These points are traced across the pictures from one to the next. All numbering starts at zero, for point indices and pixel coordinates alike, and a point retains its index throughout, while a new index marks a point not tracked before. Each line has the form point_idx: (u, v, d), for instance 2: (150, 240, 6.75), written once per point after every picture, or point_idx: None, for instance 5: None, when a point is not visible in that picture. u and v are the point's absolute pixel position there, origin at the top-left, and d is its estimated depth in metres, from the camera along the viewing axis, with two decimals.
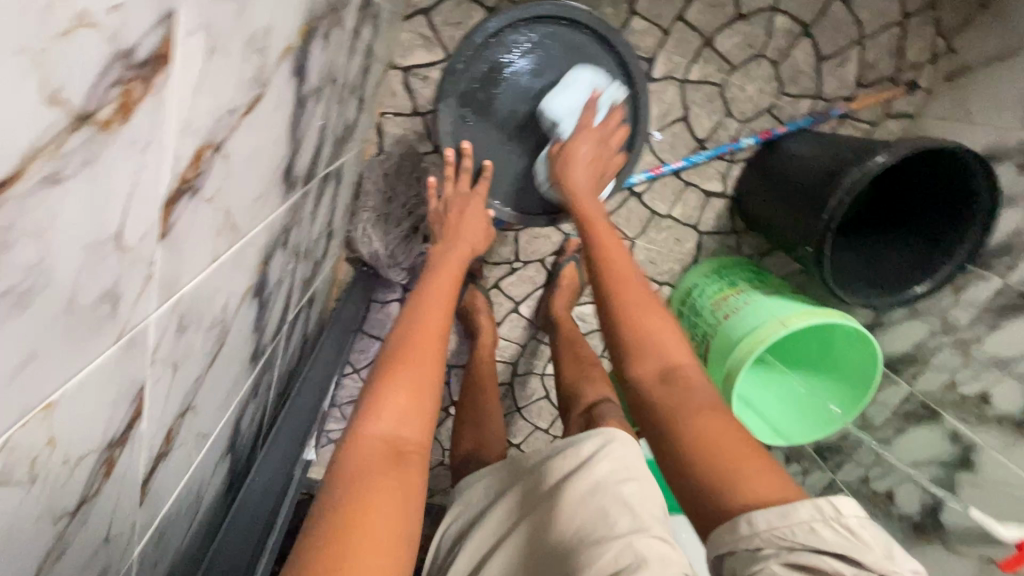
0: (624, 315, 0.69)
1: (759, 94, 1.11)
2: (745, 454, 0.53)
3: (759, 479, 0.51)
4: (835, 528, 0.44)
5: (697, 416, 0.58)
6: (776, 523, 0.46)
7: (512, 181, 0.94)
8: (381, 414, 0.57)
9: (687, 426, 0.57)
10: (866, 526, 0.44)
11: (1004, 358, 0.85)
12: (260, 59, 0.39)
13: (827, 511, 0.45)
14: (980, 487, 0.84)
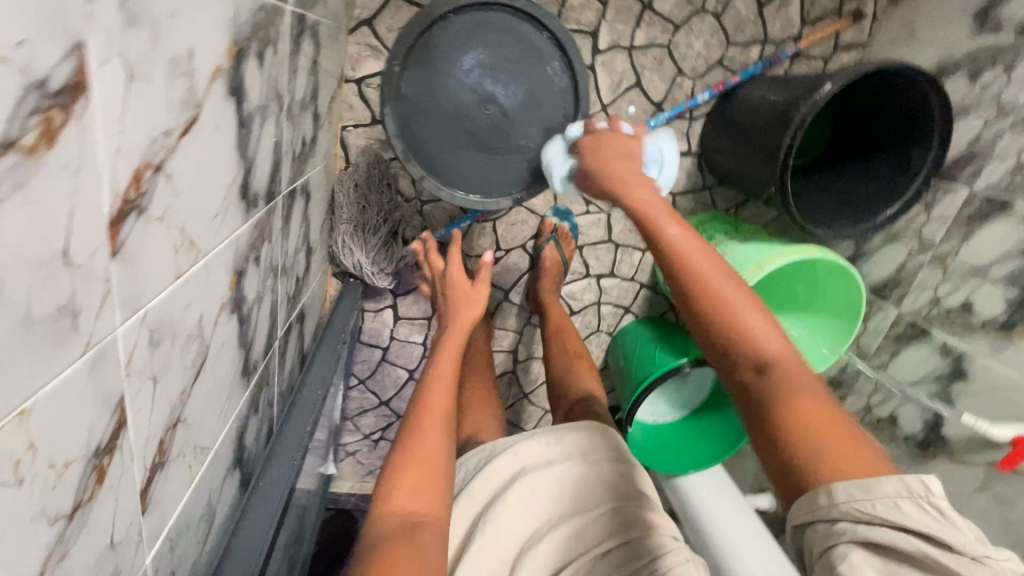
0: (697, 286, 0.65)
1: (707, 48, 1.13)
2: (833, 432, 0.53)
3: (842, 453, 0.51)
4: (920, 504, 0.47)
5: (789, 397, 0.56)
6: (858, 497, 0.48)
7: (478, 178, 0.84)
8: (397, 491, 0.63)
9: (780, 403, 0.56)
10: (955, 511, 0.47)
11: (982, 265, 0.87)
12: (189, 82, 0.41)
13: (911, 489, 0.47)
14: (976, 394, 0.85)
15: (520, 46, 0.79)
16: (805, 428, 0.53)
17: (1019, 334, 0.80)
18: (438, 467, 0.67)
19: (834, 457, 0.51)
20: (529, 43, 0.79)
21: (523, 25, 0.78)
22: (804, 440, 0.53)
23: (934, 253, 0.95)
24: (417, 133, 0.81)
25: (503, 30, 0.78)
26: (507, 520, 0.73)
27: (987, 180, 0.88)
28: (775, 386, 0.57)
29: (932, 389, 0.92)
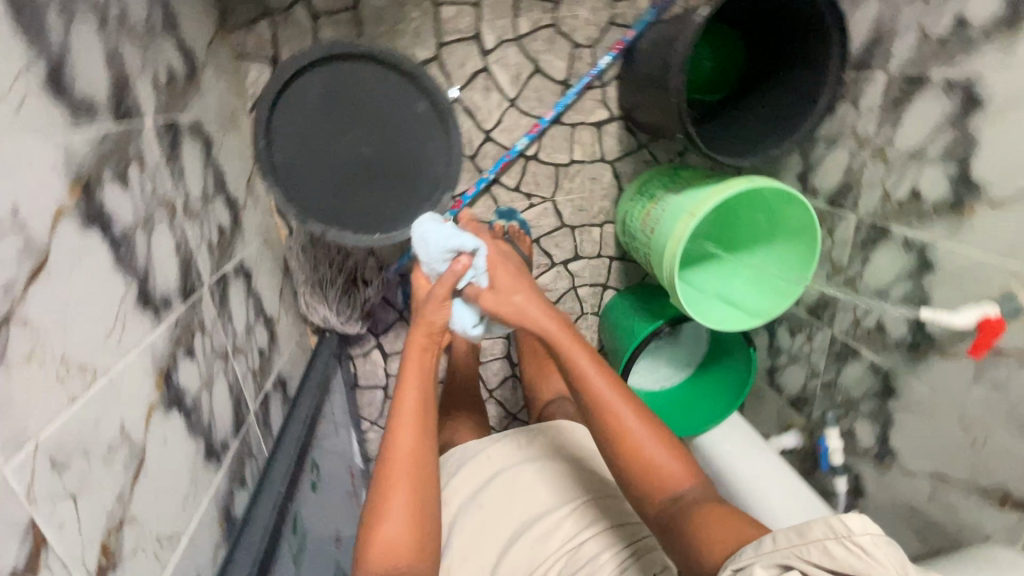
0: (603, 410, 0.74)
1: (595, 13, 1.11)
2: (726, 524, 0.65)
3: (725, 534, 0.64)
4: (847, 545, 0.53)
5: (700, 508, 0.68)
6: (794, 542, 0.55)
7: (383, 222, 0.82)
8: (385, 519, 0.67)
9: (694, 513, 0.68)
10: (880, 546, 0.51)
11: (918, 148, 0.81)
12: (25, 235, 0.46)
13: (839, 530, 0.54)
14: (948, 282, 0.79)
15: (378, 92, 0.78)
16: (704, 529, 0.65)
17: (970, 210, 0.75)
18: (418, 506, 0.68)
19: (722, 545, 0.63)
20: (376, 80, 0.77)
21: (364, 62, 0.76)
22: (709, 543, 0.64)
23: (873, 147, 0.90)
24: (308, 199, 0.78)
25: (346, 76, 0.76)
26: (479, 519, 0.82)
27: (901, 58, 0.82)
28: (684, 502, 0.70)
29: (907, 287, 0.87)
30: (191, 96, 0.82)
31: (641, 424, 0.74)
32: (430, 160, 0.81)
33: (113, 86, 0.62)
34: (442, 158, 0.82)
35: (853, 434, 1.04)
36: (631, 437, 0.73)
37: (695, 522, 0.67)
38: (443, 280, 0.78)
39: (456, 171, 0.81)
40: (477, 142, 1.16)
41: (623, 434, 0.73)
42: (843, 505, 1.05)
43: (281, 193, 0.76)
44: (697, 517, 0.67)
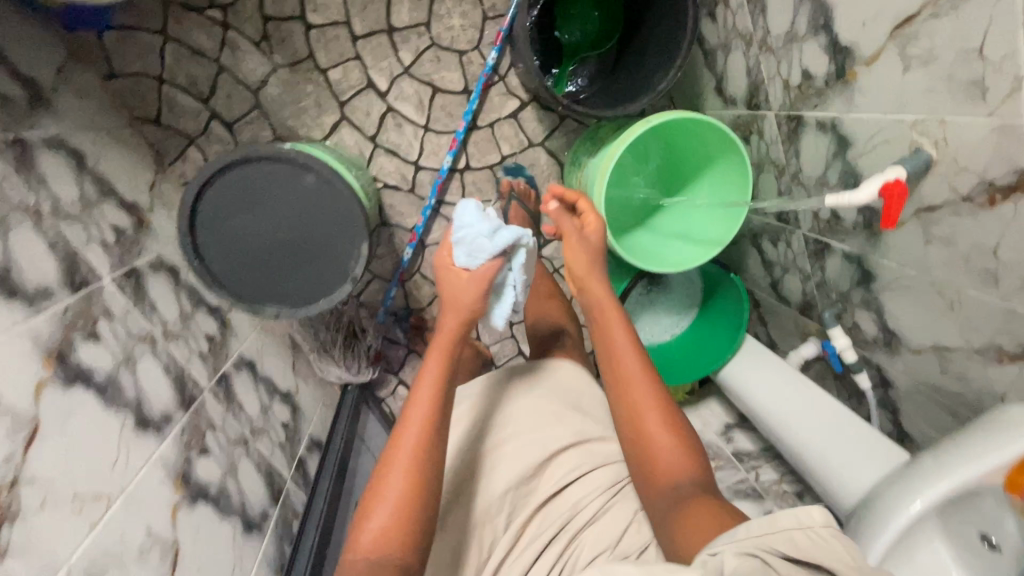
0: (626, 391, 0.83)
1: (466, 16, 1.13)
2: (709, 513, 0.68)
3: (705, 524, 0.66)
4: (809, 534, 0.53)
5: (690, 500, 0.72)
6: (767, 530, 0.54)
7: (326, 285, 0.90)
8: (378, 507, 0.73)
9: (684, 503, 0.72)
10: (837, 536, 0.54)
11: (789, 29, 0.76)
12: (12, 415, 0.59)
13: (804, 522, 0.55)
14: (867, 154, 0.74)
15: (273, 182, 0.84)
16: (691, 516, 0.69)
17: (853, 75, 0.69)
18: (422, 482, 0.75)
19: (693, 541, 0.66)
20: (263, 174, 0.83)
21: (246, 163, 0.82)
22: (690, 530, 0.67)
23: (758, 40, 0.84)
24: (254, 291, 0.89)
25: (239, 181, 0.83)
26: (507, 450, 0.92)
27: None
28: (682, 491, 0.74)
29: (837, 170, 0.81)
30: (144, 241, 0.97)
31: (661, 406, 0.80)
32: (341, 220, 0.87)
33: (63, 267, 0.77)
34: (345, 216, 0.87)
35: (857, 328, 0.97)
36: (643, 421, 0.80)
37: (681, 511, 0.71)
38: (487, 270, 0.87)
39: (363, 222, 0.86)
40: (410, 175, 1.23)
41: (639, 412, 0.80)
42: (874, 401, 0.99)
43: (232, 295, 0.88)
44: (687, 506, 0.71)
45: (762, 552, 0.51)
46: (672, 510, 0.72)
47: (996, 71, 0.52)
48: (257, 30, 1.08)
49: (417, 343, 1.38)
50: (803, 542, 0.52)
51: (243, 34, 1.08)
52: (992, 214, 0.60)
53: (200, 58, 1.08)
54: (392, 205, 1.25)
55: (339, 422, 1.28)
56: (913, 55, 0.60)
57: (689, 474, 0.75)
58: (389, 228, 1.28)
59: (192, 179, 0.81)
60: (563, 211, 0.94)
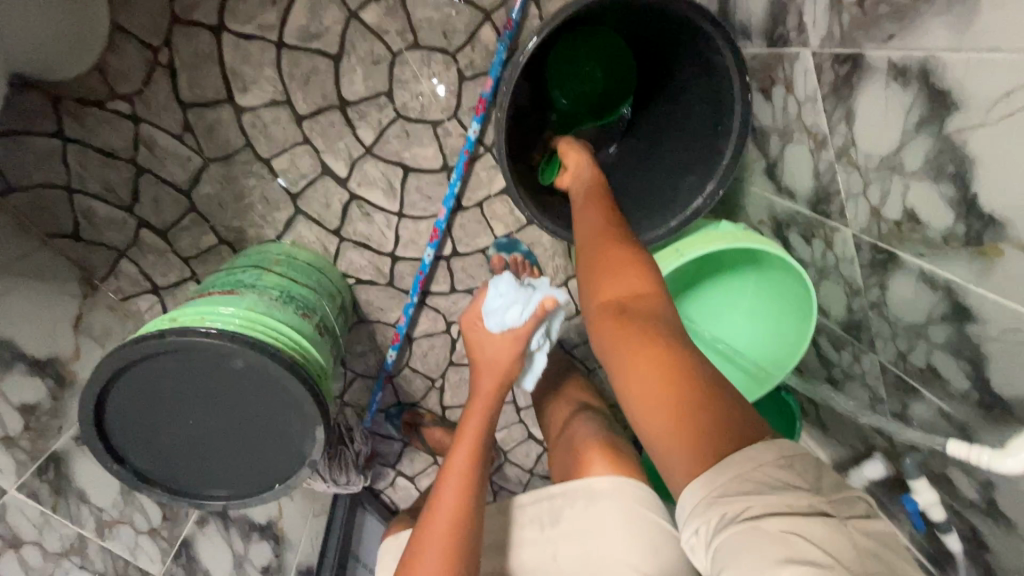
0: (594, 255, 0.61)
1: (437, 79, 0.89)
2: (678, 380, 0.46)
3: (679, 399, 0.45)
4: (775, 480, 0.40)
5: (658, 356, 0.49)
6: (727, 482, 0.41)
7: (280, 471, 0.73)
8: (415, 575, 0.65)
9: (647, 363, 0.48)
10: (799, 466, 0.41)
11: (889, 156, 0.52)
12: None
13: (755, 458, 0.41)
14: (1001, 342, 0.51)
15: (189, 366, 0.66)
16: (662, 386, 0.47)
17: (993, 250, 0.46)
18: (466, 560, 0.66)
19: (666, 429, 0.45)
20: (174, 361, 0.65)
21: (148, 356, 0.64)
22: (655, 404, 0.46)
23: (834, 146, 0.60)
24: (199, 484, 0.73)
25: (145, 372, 0.65)
26: None
27: (819, 29, 0.53)
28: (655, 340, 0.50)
29: (946, 333, 0.59)
30: (69, 406, 0.81)
31: (633, 262, 0.58)
32: (285, 400, 0.69)
33: None
34: (286, 395, 0.68)
35: (947, 480, 0.77)
36: (608, 279, 0.57)
37: (645, 377, 0.48)
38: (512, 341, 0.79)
39: (310, 403, 0.68)
40: (386, 268, 1.03)
41: (596, 258, 0.60)
42: (963, 559, 0.80)
43: (172, 494, 0.73)
44: (653, 369, 0.48)
45: (755, 527, 0.38)
46: (633, 374, 0.49)
47: None
48: (178, 120, 0.86)
49: (412, 438, 1.23)
50: (777, 495, 0.39)
51: (160, 125, 0.86)
52: None
53: (112, 160, 0.88)
54: (369, 301, 1.06)
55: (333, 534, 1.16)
56: None
57: (654, 309, 0.54)
58: (368, 325, 1.09)
59: (87, 387, 0.64)
60: (566, 138, 0.78)
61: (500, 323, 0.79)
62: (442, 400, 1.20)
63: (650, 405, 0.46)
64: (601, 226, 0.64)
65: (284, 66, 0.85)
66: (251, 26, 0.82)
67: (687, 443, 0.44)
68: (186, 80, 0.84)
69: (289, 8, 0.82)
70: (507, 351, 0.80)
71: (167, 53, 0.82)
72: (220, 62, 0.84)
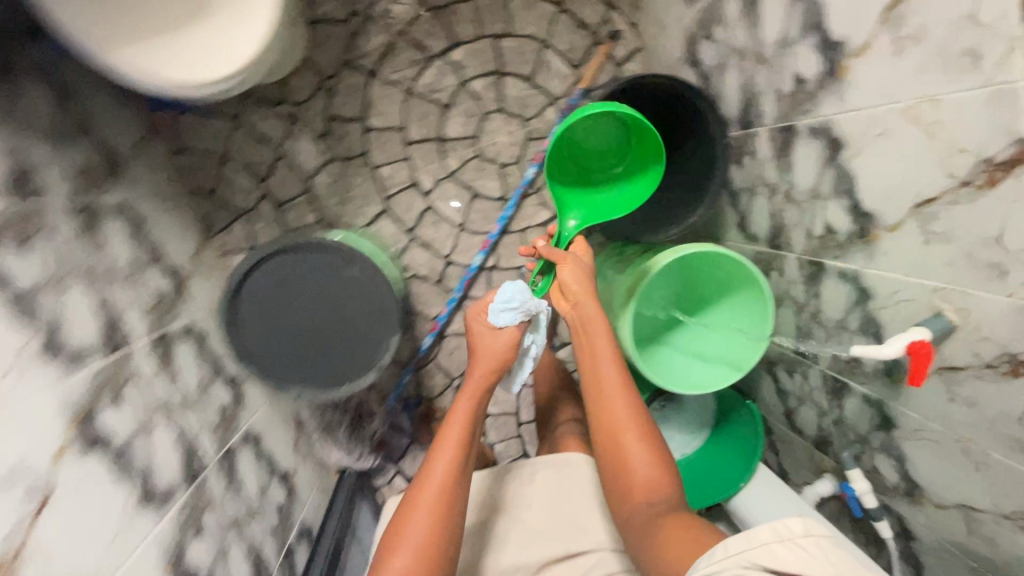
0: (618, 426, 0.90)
1: (511, 135, 1.24)
2: (682, 538, 0.76)
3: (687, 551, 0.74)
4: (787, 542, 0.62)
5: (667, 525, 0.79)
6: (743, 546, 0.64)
7: (352, 372, 0.91)
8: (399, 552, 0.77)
9: (662, 532, 0.79)
10: (815, 542, 0.61)
11: (814, 187, 0.84)
12: (28, 481, 0.60)
13: (782, 533, 0.63)
14: (888, 308, 0.78)
15: (315, 268, 0.88)
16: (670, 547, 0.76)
17: (874, 236, 0.76)
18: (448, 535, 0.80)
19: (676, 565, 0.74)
20: (304, 261, 0.88)
21: (278, 254, 0.87)
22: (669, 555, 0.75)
23: (782, 191, 0.93)
24: (282, 373, 0.90)
25: (271, 269, 0.88)
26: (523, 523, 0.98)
27: (771, 114, 0.89)
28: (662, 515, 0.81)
29: (859, 318, 0.85)
30: (180, 306, 1.00)
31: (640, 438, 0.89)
32: (375, 307, 0.90)
33: (103, 329, 0.79)
34: (378, 304, 0.90)
35: (877, 472, 0.96)
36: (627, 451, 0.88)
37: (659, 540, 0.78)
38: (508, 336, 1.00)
39: (396, 310, 0.89)
40: (439, 267, 1.28)
41: (617, 432, 0.90)
42: (898, 552, 0.95)
43: (260, 376, 0.89)
44: (664, 535, 0.78)
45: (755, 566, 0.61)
46: (650, 526, 0.81)
47: (1016, 258, 0.57)
48: (322, 127, 1.19)
49: (422, 432, 1.36)
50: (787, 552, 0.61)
51: (308, 128, 1.19)
52: (1017, 385, 0.63)
53: (264, 145, 1.18)
54: (418, 294, 1.29)
55: (333, 503, 1.24)
56: (932, 231, 0.66)
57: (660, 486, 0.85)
58: (413, 315, 1.31)
59: (239, 264, 0.86)
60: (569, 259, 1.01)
61: (508, 316, 0.98)
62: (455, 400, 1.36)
63: (674, 560, 0.73)
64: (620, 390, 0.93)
65: (409, 106, 1.20)
66: (394, 77, 1.19)
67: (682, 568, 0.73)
68: (338, 102, 1.18)
69: (423, 69, 1.19)
70: (499, 350, 1.00)
71: (331, 82, 1.17)
72: (366, 94, 1.19)
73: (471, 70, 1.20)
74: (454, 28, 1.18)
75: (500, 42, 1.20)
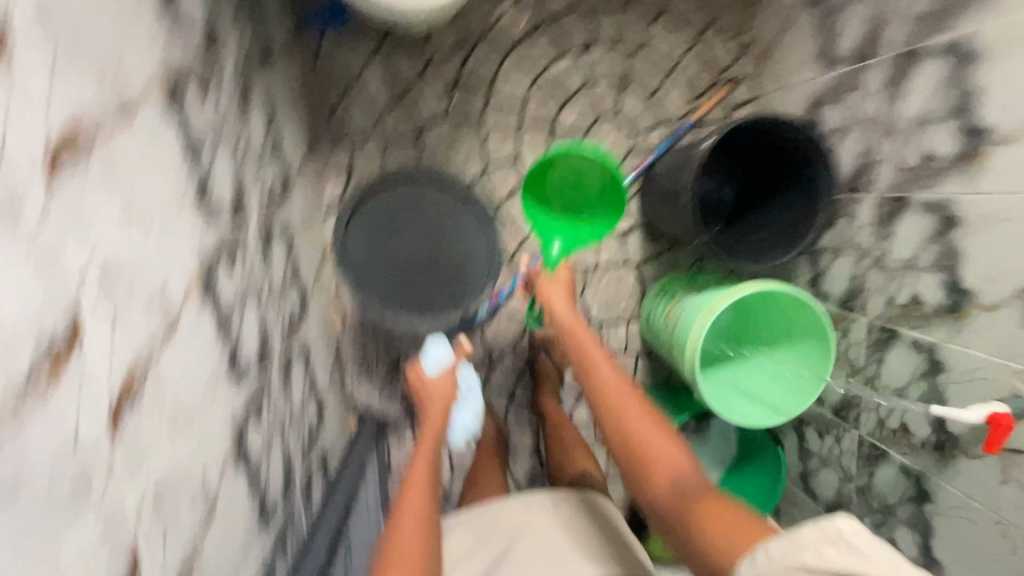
0: (625, 424, 0.87)
1: (617, 142, 1.30)
2: (720, 516, 0.70)
3: (730, 527, 0.67)
4: (838, 545, 0.56)
5: (701, 504, 0.73)
6: (788, 549, 0.58)
7: (444, 303, 1.07)
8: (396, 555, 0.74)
9: (698, 511, 0.72)
10: (867, 542, 0.56)
11: (911, 258, 0.90)
12: (164, 306, 0.60)
13: (827, 533, 0.57)
14: (960, 384, 0.83)
15: (433, 206, 1.07)
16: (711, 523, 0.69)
17: (966, 313, 0.81)
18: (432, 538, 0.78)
19: (730, 538, 0.66)
20: (428, 199, 1.07)
21: (402, 184, 1.05)
22: (713, 532, 0.68)
23: (872, 256, 0.99)
24: (378, 287, 1.03)
25: (371, 210, 1.03)
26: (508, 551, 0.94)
27: (884, 183, 0.95)
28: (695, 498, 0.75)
29: (922, 388, 0.90)
30: (283, 204, 1.02)
31: (655, 431, 0.85)
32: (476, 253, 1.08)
33: (233, 196, 0.81)
34: (482, 248, 1.09)
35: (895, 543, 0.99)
36: (644, 442, 0.84)
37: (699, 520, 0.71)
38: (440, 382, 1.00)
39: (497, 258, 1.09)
40: (513, 246, 1.32)
41: (630, 426, 0.86)
42: None
43: (354, 282, 1.00)
44: (702, 513, 0.72)
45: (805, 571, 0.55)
46: (684, 508, 0.74)
47: None
48: (448, 83, 1.24)
49: None
50: (836, 556, 0.55)
51: (435, 81, 1.24)
52: None
53: (390, 84, 1.23)
54: None
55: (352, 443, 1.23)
56: None
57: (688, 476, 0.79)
58: None
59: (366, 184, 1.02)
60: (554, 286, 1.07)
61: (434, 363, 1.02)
62: (487, 376, 1.38)
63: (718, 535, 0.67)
64: (622, 392, 0.91)
65: (533, 89, 1.26)
66: (528, 58, 1.25)
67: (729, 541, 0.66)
68: (470, 65, 1.24)
69: (556, 59, 1.26)
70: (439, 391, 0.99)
71: (470, 46, 1.23)
72: (498, 65, 1.25)
73: (599, 73, 1.27)
74: (594, 33, 1.26)
75: (631, 56, 1.27)
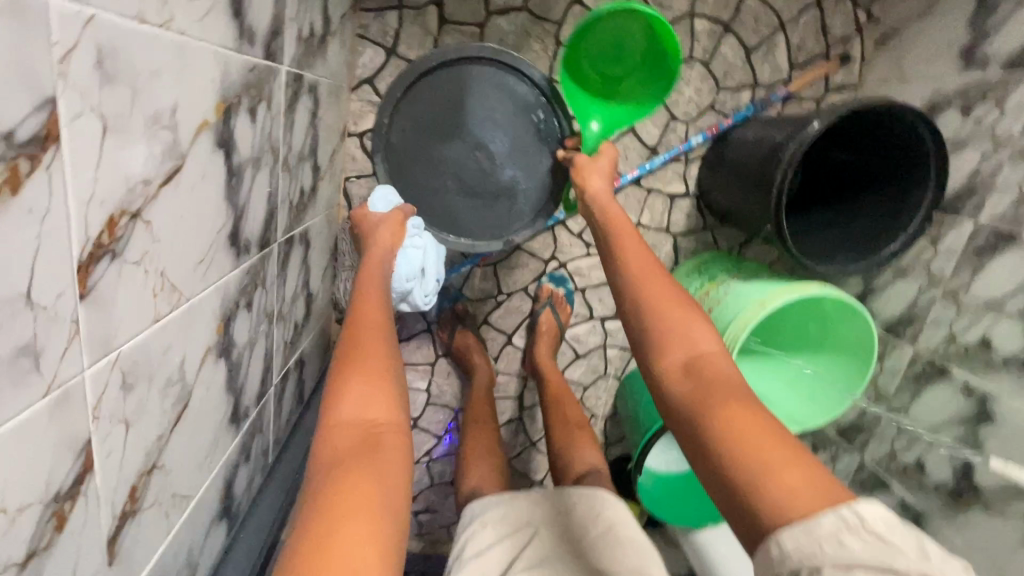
0: (643, 294, 0.67)
1: (698, 94, 1.15)
2: (754, 428, 0.53)
3: (772, 449, 0.52)
4: (859, 533, 0.45)
5: (725, 403, 0.56)
6: (801, 542, 0.46)
7: (472, 220, 0.94)
8: (344, 400, 0.58)
9: (720, 412, 0.55)
10: (893, 528, 0.45)
11: (998, 299, 0.83)
12: (171, 136, 0.45)
13: (846, 517, 0.46)
14: (1007, 438, 0.79)
15: (490, 97, 0.91)
16: (744, 436, 0.53)
17: None
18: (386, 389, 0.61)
19: (771, 464, 0.51)
20: (487, 88, 0.90)
21: (462, 65, 0.89)
22: (741, 443, 0.52)
23: (946, 287, 0.92)
24: (412, 189, 0.92)
25: (422, 94, 0.89)
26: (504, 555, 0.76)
27: (990, 212, 0.87)
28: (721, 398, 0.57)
29: (957, 433, 0.86)
30: (318, 58, 0.83)
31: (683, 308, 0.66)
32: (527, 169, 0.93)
33: (270, 24, 0.62)
34: (532, 163, 0.93)
35: None
36: (663, 317, 0.65)
37: (724, 426, 0.54)
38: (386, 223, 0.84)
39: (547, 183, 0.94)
40: None
41: (647, 296, 0.67)
42: None
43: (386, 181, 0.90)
44: (728, 419, 0.55)
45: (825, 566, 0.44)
46: (707, 403, 0.57)
47: None
48: None
49: (443, 327, 1.25)
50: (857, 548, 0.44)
51: None
52: None
53: None
54: None
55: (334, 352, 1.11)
56: None
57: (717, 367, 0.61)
58: None
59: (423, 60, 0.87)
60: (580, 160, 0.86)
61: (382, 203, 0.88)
62: (490, 313, 1.27)
63: (748, 450, 0.52)
64: (648, 263, 0.71)
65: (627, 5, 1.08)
66: None
67: (761, 452, 0.51)
68: None
69: None
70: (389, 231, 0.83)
71: None
72: None
73: (704, 8, 1.10)
74: None
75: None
